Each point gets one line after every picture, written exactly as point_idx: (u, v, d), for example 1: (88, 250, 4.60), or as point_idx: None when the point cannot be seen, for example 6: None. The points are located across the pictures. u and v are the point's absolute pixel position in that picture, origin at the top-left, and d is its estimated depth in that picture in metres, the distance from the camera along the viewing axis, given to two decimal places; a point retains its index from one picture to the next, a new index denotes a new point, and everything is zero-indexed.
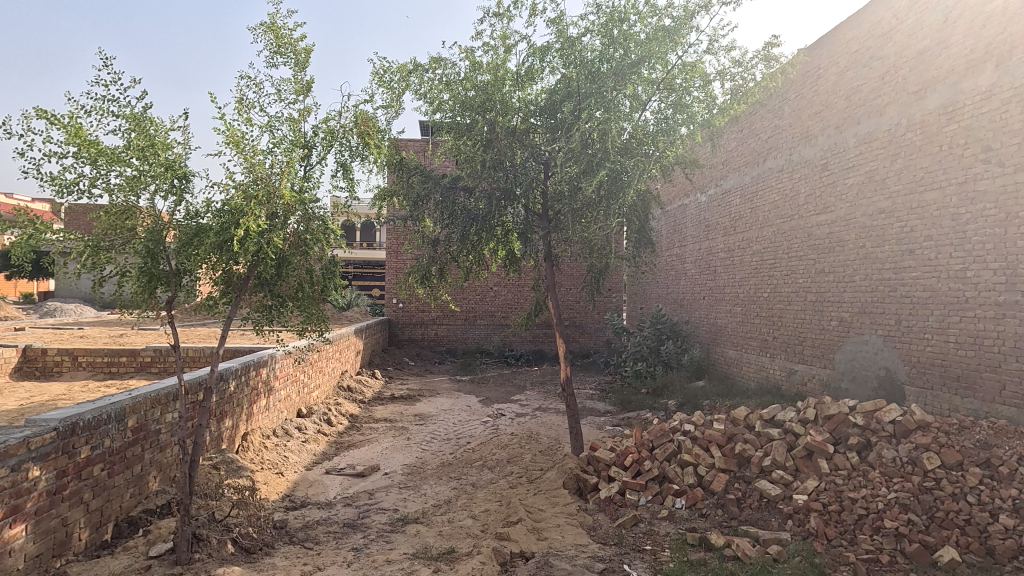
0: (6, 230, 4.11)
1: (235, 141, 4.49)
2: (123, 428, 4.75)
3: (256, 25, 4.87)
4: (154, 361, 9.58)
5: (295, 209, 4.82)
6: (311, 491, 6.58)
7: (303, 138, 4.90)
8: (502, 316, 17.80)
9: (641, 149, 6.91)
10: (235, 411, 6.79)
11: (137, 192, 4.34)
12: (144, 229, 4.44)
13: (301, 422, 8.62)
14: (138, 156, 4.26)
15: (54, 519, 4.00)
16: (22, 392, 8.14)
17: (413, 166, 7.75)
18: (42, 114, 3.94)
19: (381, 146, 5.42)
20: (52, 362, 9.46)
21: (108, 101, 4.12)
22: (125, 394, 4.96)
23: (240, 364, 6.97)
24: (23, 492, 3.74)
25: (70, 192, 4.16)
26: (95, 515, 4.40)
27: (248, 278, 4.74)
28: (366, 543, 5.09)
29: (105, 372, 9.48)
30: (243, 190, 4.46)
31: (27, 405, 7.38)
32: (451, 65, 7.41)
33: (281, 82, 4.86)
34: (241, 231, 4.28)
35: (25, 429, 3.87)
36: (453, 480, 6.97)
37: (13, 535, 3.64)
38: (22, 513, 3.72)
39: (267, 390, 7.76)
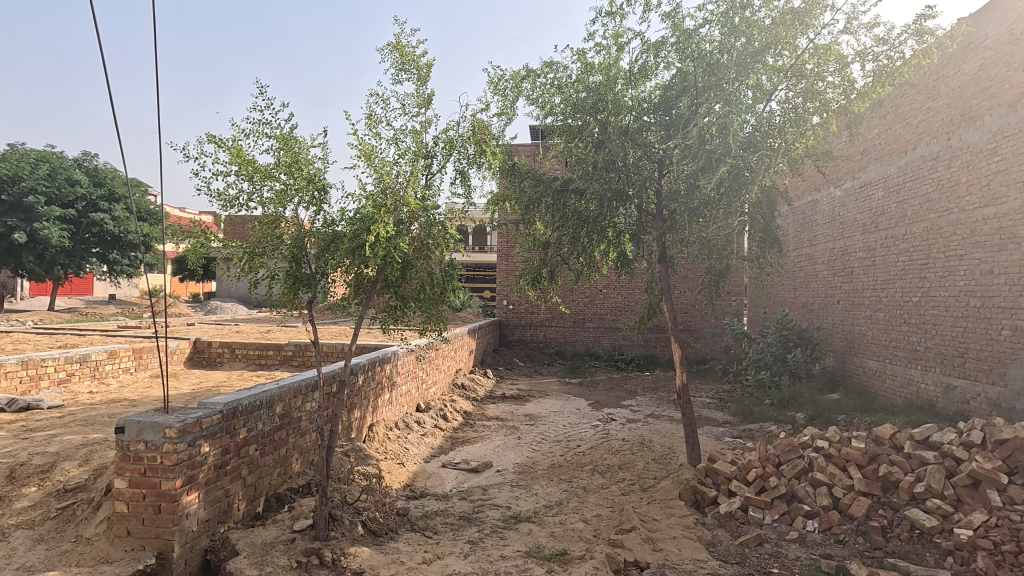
0: (183, 240, 4.82)
1: (366, 155, 4.85)
2: (272, 414, 5.34)
3: (383, 46, 5.24)
4: (295, 355, 10.62)
5: (419, 217, 5.13)
6: (429, 483, 6.93)
7: (425, 148, 5.20)
8: (612, 319, 17.53)
9: (766, 142, 6.41)
10: (363, 403, 7.36)
11: (284, 204, 4.85)
12: (289, 237, 4.96)
13: (420, 417, 9.13)
14: (286, 171, 4.77)
15: (219, 490, 4.61)
16: (194, 378, 9.45)
17: (525, 170, 7.91)
18: (212, 139, 4.56)
19: (497, 153, 5.61)
20: (216, 354, 10.88)
21: (262, 124, 4.63)
22: (273, 384, 5.56)
23: (368, 360, 7.53)
24: (197, 464, 4.35)
25: (232, 206, 4.77)
26: (250, 489, 5.00)
27: (376, 280, 5.16)
28: (481, 537, 5.25)
29: (256, 363, 10.72)
30: (373, 200, 4.81)
31: (197, 389, 8.55)
32: (563, 68, 7.45)
33: (405, 97, 5.19)
34: (371, 238, 4.63)
35: (198, 411, 4.48)
36: (564, 482, 6.98)
37: (190, 500, 4.26)
38: (196, 482, 4.32)
39: (390, 384, 8.31)
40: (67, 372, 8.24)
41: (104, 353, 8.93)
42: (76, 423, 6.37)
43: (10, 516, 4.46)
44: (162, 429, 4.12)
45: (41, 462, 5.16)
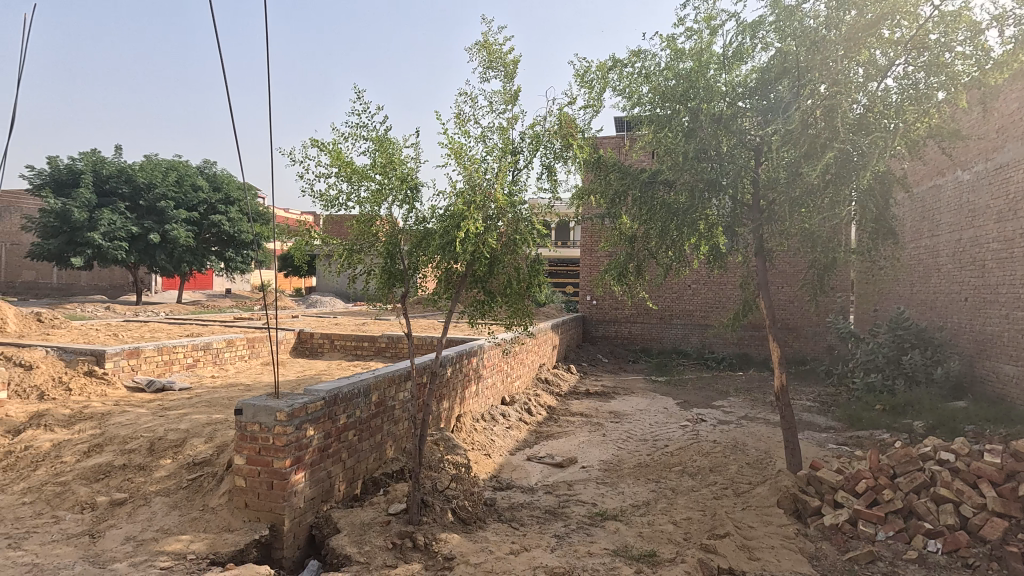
0: (289, 239, 5.19)
1: (455, 154, 4.98)
2: (369, 402, 5.65)
3: (471, 46, 5.34)
4: (388, 346, 11.17)
5: (506, 212, 5.19)
6: (515, 475, 7.03)
7: (511, 144, 5.25)
8: (701, 316, 16.85)
9: (880, 123, 5.84)
10: (452, 394, 7.60)
11: (379, 203, 5.09)
12: (384, 234, 5.21)
13: (505, 409, 9.28)
14: (381, 172, 5.01)
15: (323, 471, 4.95)
16: (299, 367, 10.21)
17: (611, 163, 7.78)
18: (315, 143, 4.87)
19: (583, 146, 5.55)
20: (318, 344, 11.68)
21: (360, 127, 4.89)
22: (370, 373, 5.87)
23: (455, 352, 7.75)
24: (304, 446, 4.69)
25: (333, 206, 5.07)
26: (349, 472, 5.32)
27: (465, 275, 5.30)
28: (567, 532, 5.25)
29: (353, 354, 11.39)
30: (462, 197, 4.93)
31: (301, 377, 9.23)
32: (652, 57, 7.22)
33: (493, 94, 5.26)
34: (461, 234, 4.75)
35: (304, 396, 4.83)
36: (651, 482, 6.81)
37: (297, 479, 4.60)
38: (302, 462, 4.67)
39: (477, 377, 8.51)
40: (194, 357, 9.22)
41: (224, 341, 9.87)
42: (201, 403, 7.11)
43: (151, 484, 5.06)
44: (273, 412, 4.48)
45: (174, 436, 5.80)
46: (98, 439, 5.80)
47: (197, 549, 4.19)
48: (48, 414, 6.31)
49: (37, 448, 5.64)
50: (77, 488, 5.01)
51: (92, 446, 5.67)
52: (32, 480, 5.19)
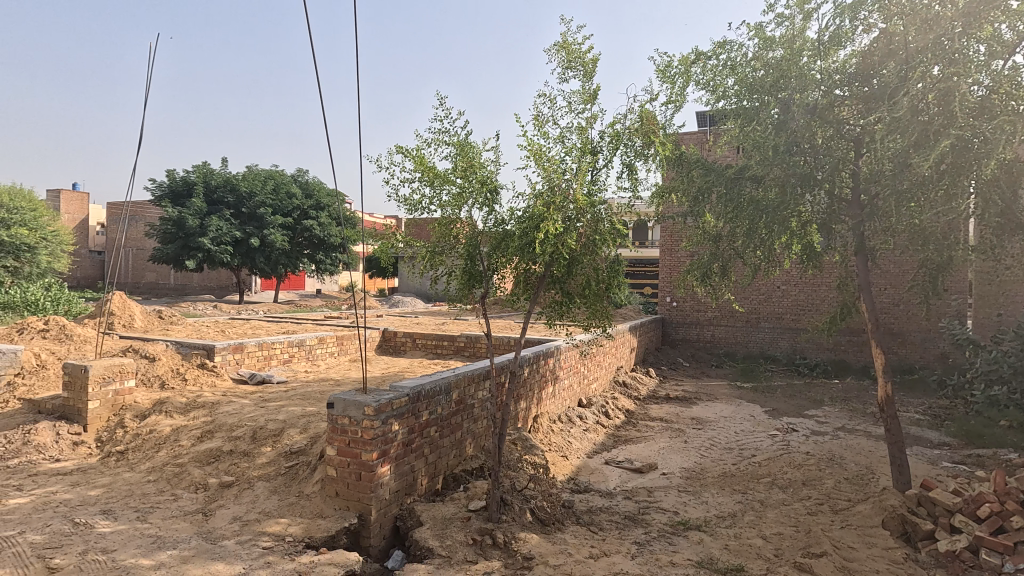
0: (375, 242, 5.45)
1: (535, 156, 4.99)
2: (449, 400, 5.79)
3: (550, 47, 5.33)
4: (466, 345, 11.41)
5: (585, 213, 5.16)
6: (593, 478, 6.95)
7: (591, 143, 5.19)
8: (791, 319, 15.84)
9: (1006, 106, 5.23)
10: (529, 394, 7.63)
11: (461, 206, 5.21)
12: (464, 237, 5.33)
13: (582, 412, 9.20)
14: (462, 176, 5.13)
15: (407, 465, 5.14)
16: (383, 364, 10.67)
17: (694, 160, 7.52)
18: (400, 150, 5.07)
19: (665, 143, 5.38)
20: (400, 342, 12.15)
21: (442, 132, 5.04)
22: (450, 371, 6.02)
23: (533, 353, 7.77)
24: (389, 440, 4.90)
25: (416, 210, 5.26)
26: (431, 467, 5.49)
27: (543, 276, 5.30)
28: (648, 539, 5.11)
29: (433, 352, 11.75)
30: (542, 198, 4.94)
31: (385, 373, 9.64)
32: (738, 47, 6.89)
33: (571, 94, 5.23)
34: (541, 236, 4.75)
35: (390, 393, 5.03)
36: (737, 493, 6.49)
37: (383, 472, 4.81)
38: (388, 456, 4.88)
39: (554, 378, 8.50)
40: (290, 353, 9.88)
41: (316, 339, 10.50)
42: (297, 396, 7.61)
43: (254, 469, 5.48)
44: (362, 407, 4.71)
45: (274, 426, 6.25)
46: (209, 426, 6.36)
47: (295, 533, 4.49)
48: (168, 401, 7.01)
49: (160, 431, 6.29)
50: (192, 469, 5.53)
51: (204, 431, 6.24)
52: (155, 460, 5.79)
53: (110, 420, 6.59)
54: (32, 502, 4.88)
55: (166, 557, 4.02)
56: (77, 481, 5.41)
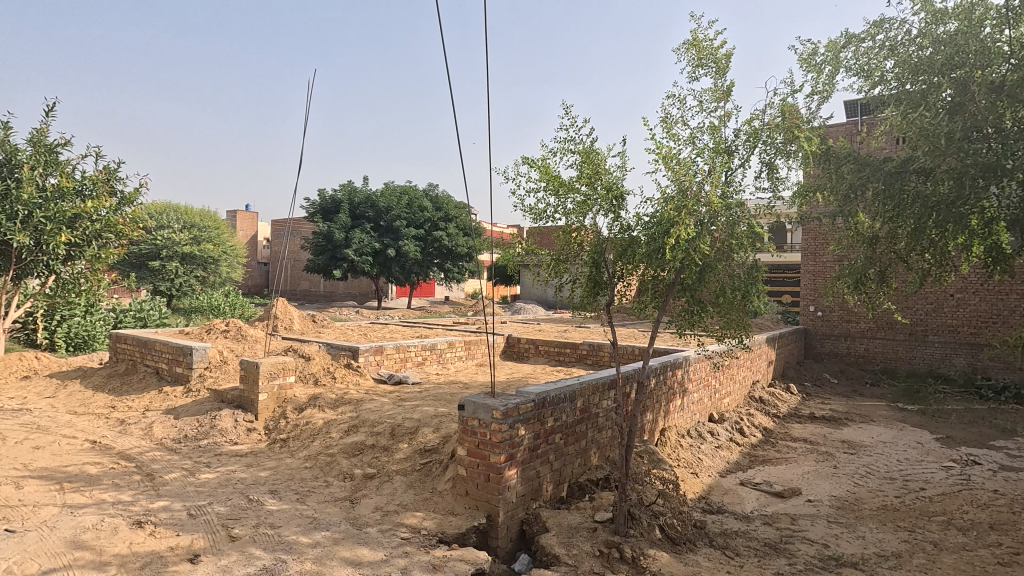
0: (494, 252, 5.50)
1: (663, 158, 4.81)
2: (574, 408, 5.77)
3: (679, 45, 5.14)
4: (589, 353, 11.32)
5: (720, 215, 4.87)
6: (727, 499, 6.50)
7: (724, 142, 4.91)
8: (969, 333, 13.64)
9: None
10: (655, 406, 7.36)
11: (586, 214, 5.20)
12: (588, 244, 5.30)
13: (713, 427, 8.66)
14: (587, 183, 5.11)
15: (532, 470, 5.21)
16: (508, 369, 10.94)
17: (844, 154, 6.85)
18: (526, 160, 5.19)
19: (812, 138, 4.92)
20: (524, 349, 12.39)
21: (568, 141, 5.07)
22: (575, 379, 5.99)
23: (659, 363, 7.47)
24: (516, 444, 5.00)
25: (541, 219, 5.34)
26: (556, 474, 5.51)
27: (673, 283, 5.08)
28: (793, 572, 4.66)
29: (556, 359, 11.82)
30: (672, 202, 4.75)
31: (510, 378, 9.87)
32: (900, 24, 6.13)
33: (702, 93, 4.99)
34: (672, 241, 4.56)
35: (516, 397, 5.13)
36: (902, 530, 5.68)
37: (510, 475, 4.93)
38: (515, 460, 4.98)
39: (682, 390, 8.11)
40: (423, 356, 10.53)
41: (446, 343, 11.06)
42: (429, 397, 8.07)
43: (393, 463, 5.90)
44: (491, 410, 4.87)
45: (409, 424, 6.69)
46: (355, 421, 6.97)
47: (429, 527, 4.75)
48: (321, 396, 7.81)
49: (314, 423, 7.02)
50: (341, 459, 6.10)
51: (350, 425, 6.85)
52: (311, 449, 6.48)
53: (275, 411, 7.50)
54: (218, 478, 5.71)
55: (320, 537, 4.47)
56: (251, 463, 6.22)
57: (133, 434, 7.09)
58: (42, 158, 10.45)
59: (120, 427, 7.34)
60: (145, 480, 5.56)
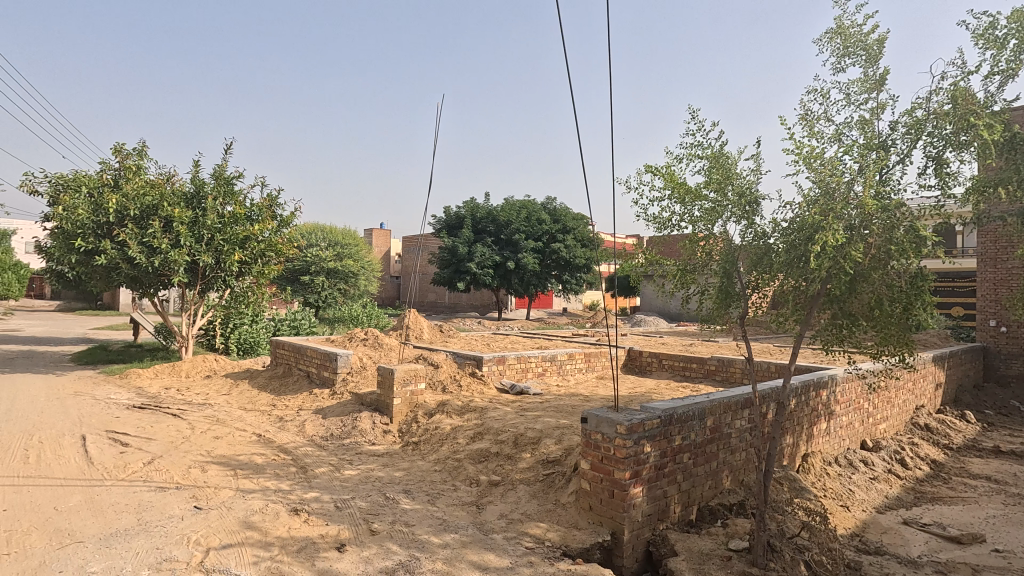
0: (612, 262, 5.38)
1: (804, 158, 4.43)
2: (704, 427, 5.44)
3: (820, 36, 4.73)
4: (718, 369, 10.67)
5: (875, 217, 4.34)
6: (887, 539, 5.72)
7: (877, 137, 4.42)
8: None
9: None
10: (796, 428, 6.72)
11: (715, 221, 4.93)
12: (719, 253, 5.02)
13: (868, 456, 7.69)
14: (716, 189, 4.86)
15: (659, 489, 5.01)
16: (630, 383, 10.66)
17: None
18: (649, 168, 5.07)
19: (993, 125, 4.24)
20: (646, 362, 12.00)
21: (695, 146, 4.87)
22: (704, 397, 5.65)
23: (800, 381, 6.79)
24: (641, 461, 4.84)
25: (666, 228, 5.16)
26: (684, 495, 5.24)
27: (818, 294, 4.61)
28: None
29: (681, 375, 11.28)
30: (816, 205, 4.35)
31: (633, 392, 9.61)
32: None
33: (850, 84, 4.53)
34: (817, 247, 4.13)
35: (641, 413, 4.97)
36: None
37: (635, 493, 4.78)
38: (640, 477, 4.83)
39: (828, 413, 7.32)
40: (544, 367, 10.63)
41: (566, 355, 11.06)
42: (551, 408, 8.11)
43: (517, 472, 6.00)
44: (615, 424, 4.77)
45: (532, 433, 6.77)
46: (480, 428, 7.21)
47: (553, 539, 4.75)
48: (449, 402, 8.20)
49: (442, 428, 7.38)
50: (467, 465, 6.34)
51: (476, 432, 7.10)
52: (440, 453, 6.81)
53: (408, 415, 8.01)
54: (359, 475, 6.21)
55: (450, 539, 4.66)
56: (387, 463, 6.69)
57: (289, 430, 7.98)
58: (221, 190, 12.22)
59: (280, 424, 8.30)
60: (299, 472, 6.21)
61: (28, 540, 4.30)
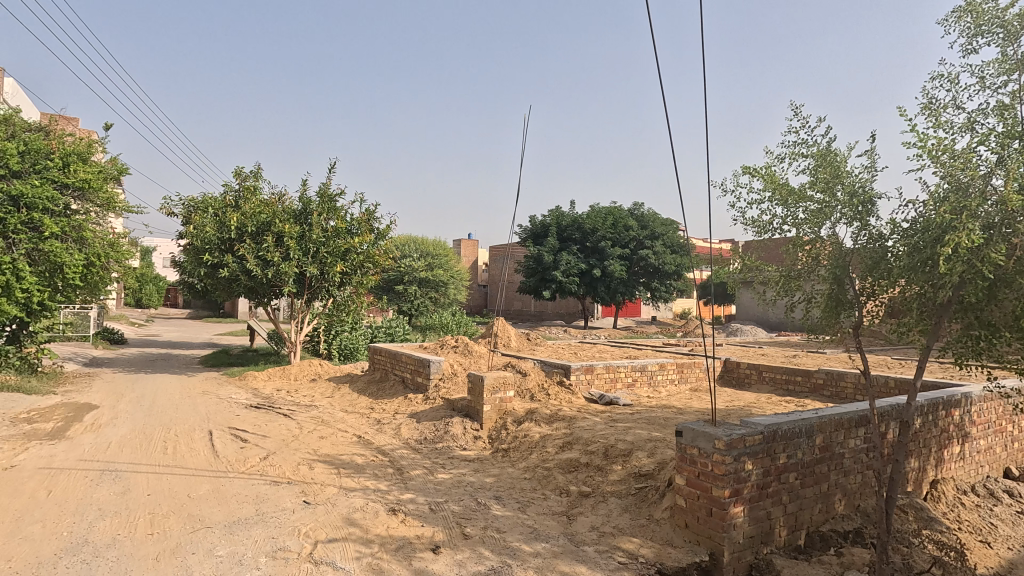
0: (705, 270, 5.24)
1: (929, 151, 4.01)
2: (812, 445, 5.04)
3: (946, 14, 4.25)
4: (827, 383, 9.85)
5: (1020, 214, 3.80)
6: None
7: (1021, 124, 3.89)
8: None
9: None
10: (923, 451, 6.03)
11: (823, 224, 4.58)
12: (827, 257, 4.66)
13: (1014, 486, 6.73)
14: (823, 189, 4.52)
15: (762, 510, 4.69)
16: (727, 396, 10.11)
17: None
18: (747, 170, 4.83)
19: None
20: (744, 374, 11.33)
21: (798, 144, 4.57)
22: (812, 412, 5.23)
23: (927, 399, 6.09)
24: (742, 479, 4.57)
25: (767, 232, 4.88)
26: (791, 518, 4.88)
27: (949, 302, 4.11)
28: None
29: (784, 388, 10.54)
30: (945, 202, 3.90)
31: (730, 406, 9.11)
32: None
33: (984, 67, 4.04)
34: (947, 250, 3.67)
35: (741, 428, 4.69)
36: None
37: (736, 512, 4.52)
38: (741, 496, 4.55)
39: (961, 435, 6.51)
40: (633, 377, 10.36)
41: (657, 365, 10.71)
42: (642, 420, 7.88)
43: (608, 484, 5.89)
44: (712, 439, 4.53)
45: (623, 445, 6.61)
46: (569, 438, 7.16)
47: (647, 555, 4.60)
48: (537, 411, 8.22)
49: (531, 436, 7.41)
50: (557, 475, 6.30)
51: (565, 442, 7.05)
52: (529, 461, 6.84)
53: (497, 422, 8.12)
54: (452, 479, 6.38)
55: (541, 548, 4.66)
56: (478, 468, 6.82)
57: (386, 432, 8.37)
58: (325, 206, 13.13)
59: (377, 426, 8.73)
60: (395, 473, 6.49)
61: (167, 523, 4.83)
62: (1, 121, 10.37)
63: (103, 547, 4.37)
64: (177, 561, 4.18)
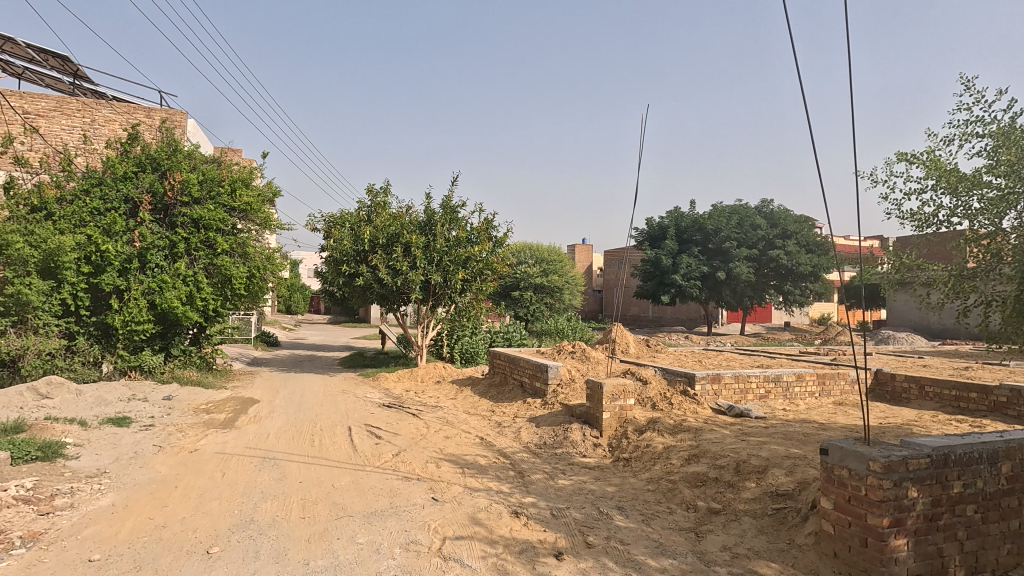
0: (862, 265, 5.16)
1: None
2: (997, 474, 4.29)
3: None
4: (1012, 402, 8.36)
5: None
6: None
7: None
8: None
9: None
10: None
11: (1004, 213, 4.34)
12: (1010, 252, 4.24)
13: None
14: (1005, 175, 4.37)
15: (932, 546, 4.08)
16: (880, 412, 8.98)
17: None
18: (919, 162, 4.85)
19: None
20: (901, 388, 9.99)
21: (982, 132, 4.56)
22: (995, 434, 4.46)
23: None
24: (905, 508, 4.00)
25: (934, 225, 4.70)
26: (970, 558, 4.19)
27: None
28: None
29: (954, 406, 9.13)
30: None
31: (884, 423, 8.08)
32: None
33: None
34: None
35: (902, 449, 4.12)
36: None
37: (898, 545, 3.98)
38: (904, 527, 4.00)
39: None
40: (766, 388, 9.59)
41: (793, 375, 9.82)
42: (778, 435, 7.25)
43: (740, 502, 5.49)
44: (866, 460, 4.03)
45: (757, 461, 6.13)
46: (696, 450, 6.79)
47: None
48: (659, 420, 7.91)
49: (654, 447, 7.14)
50: (683, 488, 6.00)
51: (691, 454, 6.70)
52: (652, 472, 6.59)
53: (618, 430, 7.94)
54: (572, 485, 6.34)
55: (668, 564, 4.45)
56: (599, 476, 6.71)
57: (507, 435, 8.56)
58: (448, 217, 13.82)
59: (498, 429, 8.95)
60: (516, 476, 6.60)
61: (316, 509, 5.35)
62: (187, 156, 12.23)
63: (265, 526, 4.93)
64: (325, 544, 4.59)
